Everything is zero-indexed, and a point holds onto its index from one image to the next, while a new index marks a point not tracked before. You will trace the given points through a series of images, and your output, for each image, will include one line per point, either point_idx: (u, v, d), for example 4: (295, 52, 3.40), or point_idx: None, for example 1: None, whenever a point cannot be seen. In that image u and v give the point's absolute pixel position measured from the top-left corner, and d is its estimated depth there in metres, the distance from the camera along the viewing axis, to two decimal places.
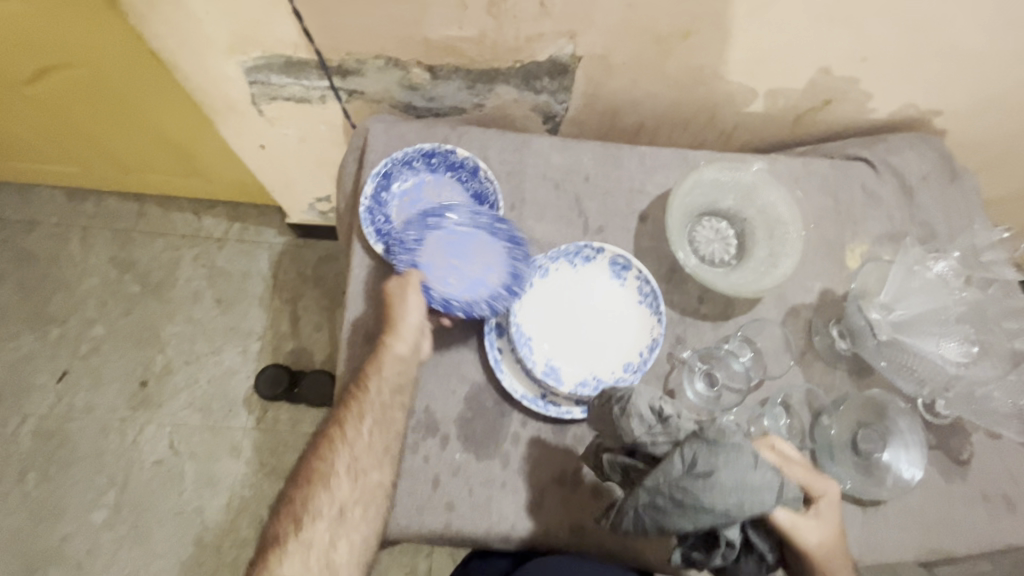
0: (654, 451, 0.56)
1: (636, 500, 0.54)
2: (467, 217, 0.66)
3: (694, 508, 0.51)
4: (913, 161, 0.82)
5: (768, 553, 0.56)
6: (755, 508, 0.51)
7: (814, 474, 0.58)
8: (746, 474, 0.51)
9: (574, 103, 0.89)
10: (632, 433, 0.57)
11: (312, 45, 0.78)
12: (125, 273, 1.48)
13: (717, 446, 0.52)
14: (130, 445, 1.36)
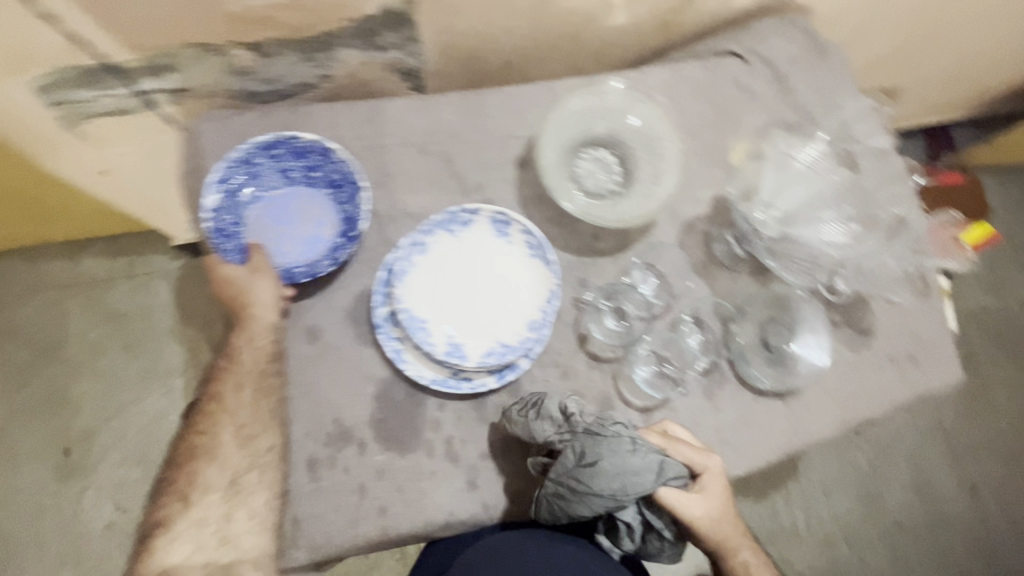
0: (557, 448, 0.59)
1: (541, 493, 0.58)
2: (279, 179, 0.66)
3: (588, 493, 0.56)
4: (778, 47, 0.81)
5: (665, 530, 0.62)
6: (634, 488, 0.56)
7: (698, 450, 0.62)
8: (627, 459, 0.56)
9: (428, 54, 0.81)
10: (542, 433, 0.59)
11: (102, 47, 0.66)
12: (6, 342, 1.32)
13: (600, 438, 0.57)
14: (70, 519, 1.25)
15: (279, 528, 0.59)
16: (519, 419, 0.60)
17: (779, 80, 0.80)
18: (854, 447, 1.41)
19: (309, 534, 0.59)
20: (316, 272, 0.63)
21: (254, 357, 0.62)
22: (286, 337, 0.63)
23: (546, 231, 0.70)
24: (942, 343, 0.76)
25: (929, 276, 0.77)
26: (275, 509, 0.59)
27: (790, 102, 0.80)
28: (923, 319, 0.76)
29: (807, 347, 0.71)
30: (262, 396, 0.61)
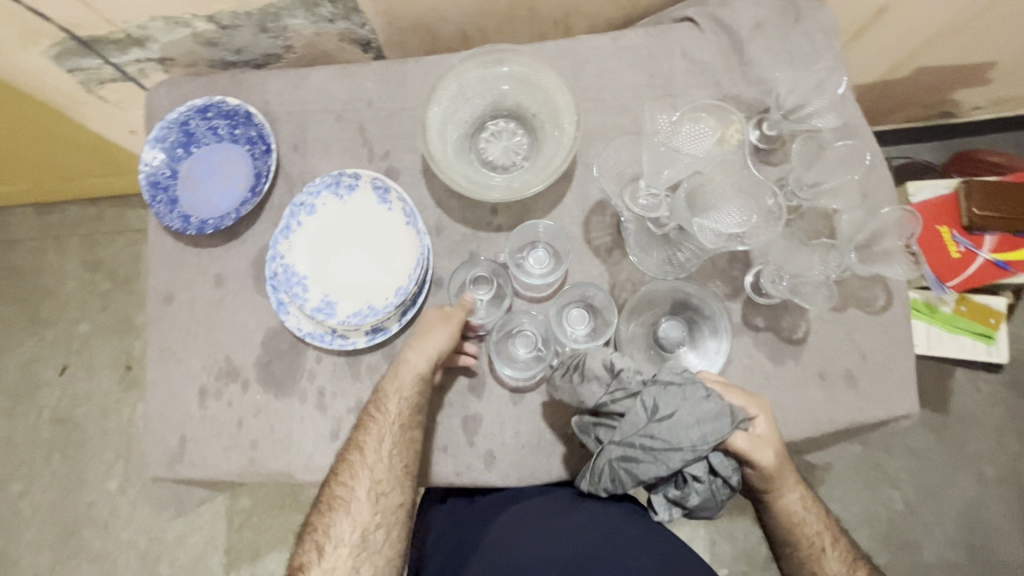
0: (614, 408, 0.58)
1: (608, 456, 0.57)
2: (210, 137, 0.72)
3: (664, 454, 0.56)
4: (742, 9, 0.70)
5: (733, 476, 0.58)
6: (716, 433, 0.55)
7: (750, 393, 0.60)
8: (699, 405, 0.55)
9: (376, 24, 0.83)
10: (593, 396, 0.59)
11: (86, 22, 0.77)
12: (96, 273, 1.60)
13: (673, 388, 0.56)
14: (128, 422, 1.53)
15: (170, 445, 0.67)
16: (566, 384, 0.61)
17: (735, 50, 0.71)
18: (884, 483, 1.22)
19: (193, 453, 0.67)
20: (222, 225, 0.69)
21: (172, 296, 0.71)
22: (198, 280, 0.71)
23: (444, 202, 0.70)
24: (898, 366, 0.65)
25: (894, 285, 0.65)
26: (169, 427, 0.68)
27: (746, 76, 0.70)
28: (874, 335, 0.65)
29: (705, 350, 0.65)
30: (172, 330, 0.70)
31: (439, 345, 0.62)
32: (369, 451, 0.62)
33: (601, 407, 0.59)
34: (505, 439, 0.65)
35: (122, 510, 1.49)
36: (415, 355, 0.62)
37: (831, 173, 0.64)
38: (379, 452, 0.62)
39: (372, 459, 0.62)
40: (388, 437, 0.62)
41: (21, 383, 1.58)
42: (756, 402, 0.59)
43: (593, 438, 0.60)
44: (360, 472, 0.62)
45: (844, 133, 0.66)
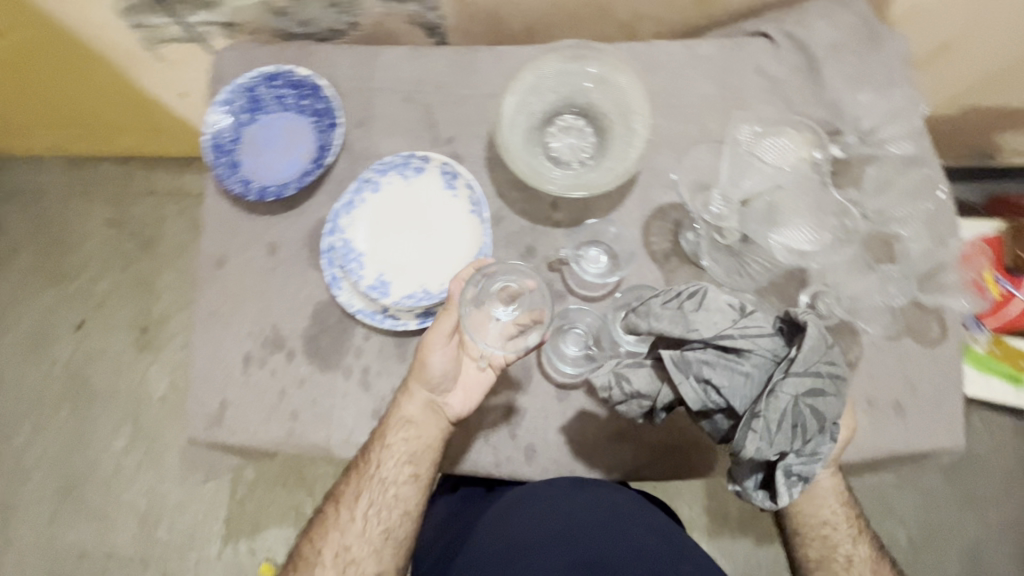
0: (737, 344, 0.53)
1: (728, 390, 0.53)
2: (276, 105, 0.72)
3: (815, 405, 0.53)
4: (820, 30, 0.70)
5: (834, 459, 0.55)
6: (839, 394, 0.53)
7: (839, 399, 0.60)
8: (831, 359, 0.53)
9: (446, 10, 0.83)
10: (710, 326, 0.54)
11: None
12: (121, 232, 1.60)
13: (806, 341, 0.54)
14: (139, 383, 1.52)
15: (210, 408, 0.67)
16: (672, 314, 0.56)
17: (810, 69, 0.70)
18: (894, 519, 1.22)
19: (232, 419, 0.67)
20: (283, 193, 0.69)
21: (223, 260, 0.71)
22: (252, 247, 0.71)
23: (505, 192, 0.70)
24: (946, 400, 0.64)
25: (950, 319, 0.65)
26: (210, 390, 0.68)
27: (819, 96, 0.69)
28: (926, 367, 0.64)
29: None
30: (222, 293, 0.70)
31: (437, 366, 0.63)
32: (368, 484, 0.64)
33: (723, 343, 0.54)
34: (547, 435, 0.65)
35: (125, 471, 1.49)
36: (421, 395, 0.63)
37: (898, 202, 0.65)
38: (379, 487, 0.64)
39: (369, 492, 0.64)
40: (385, 474, 0.64)
41: (36, 334, 1.57)
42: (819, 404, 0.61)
43: (695, 376, 0.53)
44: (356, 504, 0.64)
45: (915, 161, 0.66)
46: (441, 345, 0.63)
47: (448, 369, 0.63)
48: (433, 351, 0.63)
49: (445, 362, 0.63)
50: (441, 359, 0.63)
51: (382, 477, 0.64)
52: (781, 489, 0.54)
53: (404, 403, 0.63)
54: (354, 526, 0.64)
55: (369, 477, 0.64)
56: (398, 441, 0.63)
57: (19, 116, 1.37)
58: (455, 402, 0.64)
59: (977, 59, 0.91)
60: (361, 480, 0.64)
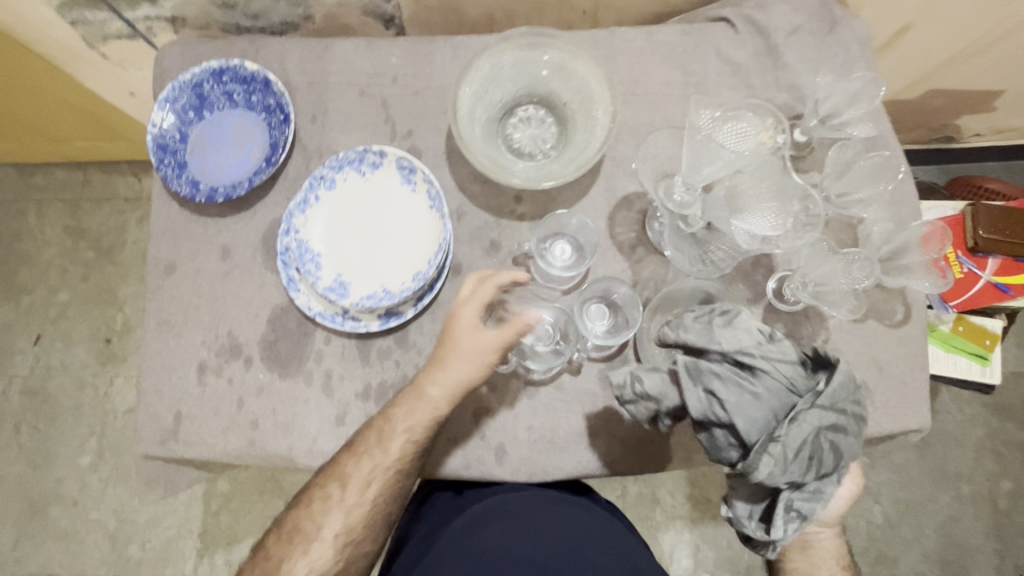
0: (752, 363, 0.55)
1: (738, 410, 0.53)
2: (224, 101, 0.69)
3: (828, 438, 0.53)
4: (778, 13, 0.69)
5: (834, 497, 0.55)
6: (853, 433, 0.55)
7: None
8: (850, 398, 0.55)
9: (402, 0, 0.80)
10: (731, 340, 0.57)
11: None
12: (78, 241, 1.54)
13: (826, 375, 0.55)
14: (104, 397, 1.47)
15: (164, 421, 0.64)
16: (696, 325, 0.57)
17: (770, 53, 0.69)
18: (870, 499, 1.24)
19: (188, 432, 0.64)
20: (234, 194, 0.66)
21: (174, 265, 0.67)
22: (204, 251, 0.67)
23: (467, 186, 0.68)
24: (912, 380, 0.65)
25: (913, 299, 0.65)
26: (165, 402, 0.65)
27: (780, 80, 0.69)
28: (891, 348, 0.65)
29: None
30: (174, 301, 0.67)
31: (459, 377, 0.59)
32: (360, 473, 0.61)
33: (740, 360, 0.56)
34: (518, 433, 0.64)
35: (92, 488, 1.43)
36: (436, 395, 0.59)
37: (860, 186, 0.64)
38: (369, 478, 0.61)
39: (358, 481, 0.61)
40: (380, 468, 0.60)
41: None
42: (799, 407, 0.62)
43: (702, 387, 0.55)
44: (342, 488, 0.61)
45: (876, 142, 0.66)
46: (466, 360, 0.59)
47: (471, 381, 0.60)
48: (452, 367, 0.59)
49: (465, 374, 0.59)
50: (462, 369, 0.59)
51: (375, 470, 0.61)
52: (777, 521, 0.55)
53: (420, 401, 0.59)
54: (332, 512, 0.61)
55: (363, 466, 0.60)
56: (398, 438, 0.60)
57: None
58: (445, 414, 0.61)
59: (933, 41, 0.92)
60: (353, 466, 0.61)
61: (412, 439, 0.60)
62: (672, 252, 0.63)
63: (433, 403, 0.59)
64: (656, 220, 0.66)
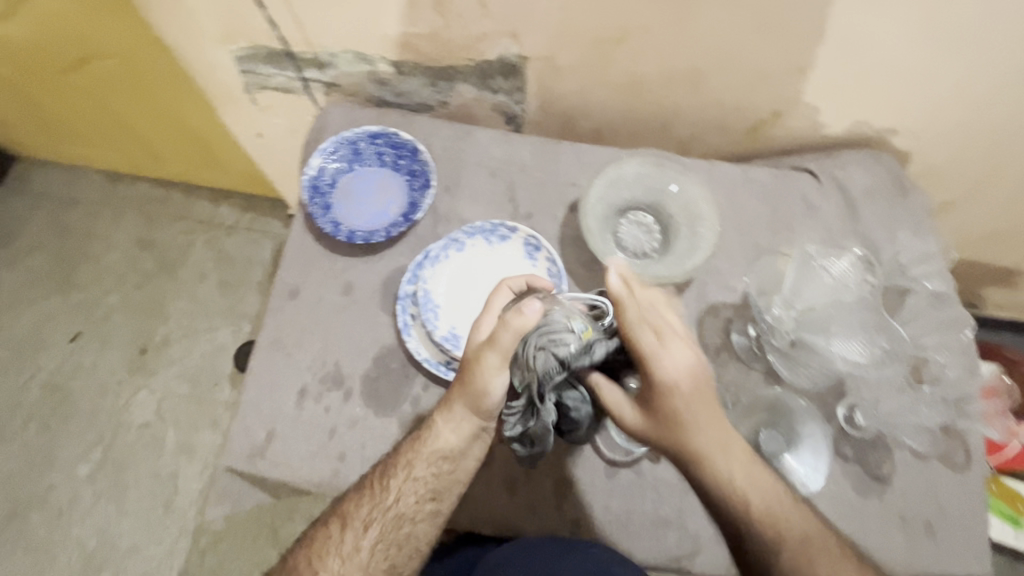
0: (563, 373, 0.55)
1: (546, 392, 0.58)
2: (375, 161, 0.80)
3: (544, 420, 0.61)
4: (858, 174, 0.80)
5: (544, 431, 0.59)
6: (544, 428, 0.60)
7: (897, 554, 0.65)
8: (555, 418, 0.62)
9: (530, 104, 0.92)
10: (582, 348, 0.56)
11: (279, 35, 0.84)
12: (142, 251, 1.58)
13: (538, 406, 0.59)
14: (122, 406, 1.44)
15: (255, 437, 0.67)
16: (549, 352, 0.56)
17: (848, 206, 0.80)
18: None
19: (276, 451, 0.66)
20: (371, 240, 0.74)
21: (298, 292, 0.73)
22: (327, 284, 0.73)
23: (574, 270, 0.75)
24: (973, 525, 0.67)
25: (973, 446, 0.69)
26: (260, 419, 0.67)
27: (855, 230, 0.79)
28: (952, 489, 0.68)
29: (804, 465, 0.67)
30: (290, 325, 0.71)
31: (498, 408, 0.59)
32: (385, 502, 0.61)
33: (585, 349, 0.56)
34: (593, 510, 0.66)
35: (82, 501, 1.37)
36: (444, 426, 0.60)
37: (932, 333, 0.73)
38: (393, 506, 0.61)
39: (384, 508, 0.61)
40: (409, 497, 0.61)
41: (25, 340, 1.50)
42: (851, 531, 0.66)
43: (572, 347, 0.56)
44: (369, 514, 0.61)
45: (945, 297, 0.74)
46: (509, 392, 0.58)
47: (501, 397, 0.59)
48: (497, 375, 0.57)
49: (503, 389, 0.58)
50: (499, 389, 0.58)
51: (402, 498, 0.61)
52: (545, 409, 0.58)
53: (439, 435, 0.60)
54: (359, 536, 0.61)
55: (391, 493, 0.61)
56: (421, 468, 0.61)
57: (78, 127, 1.40)
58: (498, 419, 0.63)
59: (977, 219, 1.04)
60: (377, 491, 0.61)
61: (435, 476, 0.61)
62: (772, 360, 0.69)
63: (445, 435, 0.60)
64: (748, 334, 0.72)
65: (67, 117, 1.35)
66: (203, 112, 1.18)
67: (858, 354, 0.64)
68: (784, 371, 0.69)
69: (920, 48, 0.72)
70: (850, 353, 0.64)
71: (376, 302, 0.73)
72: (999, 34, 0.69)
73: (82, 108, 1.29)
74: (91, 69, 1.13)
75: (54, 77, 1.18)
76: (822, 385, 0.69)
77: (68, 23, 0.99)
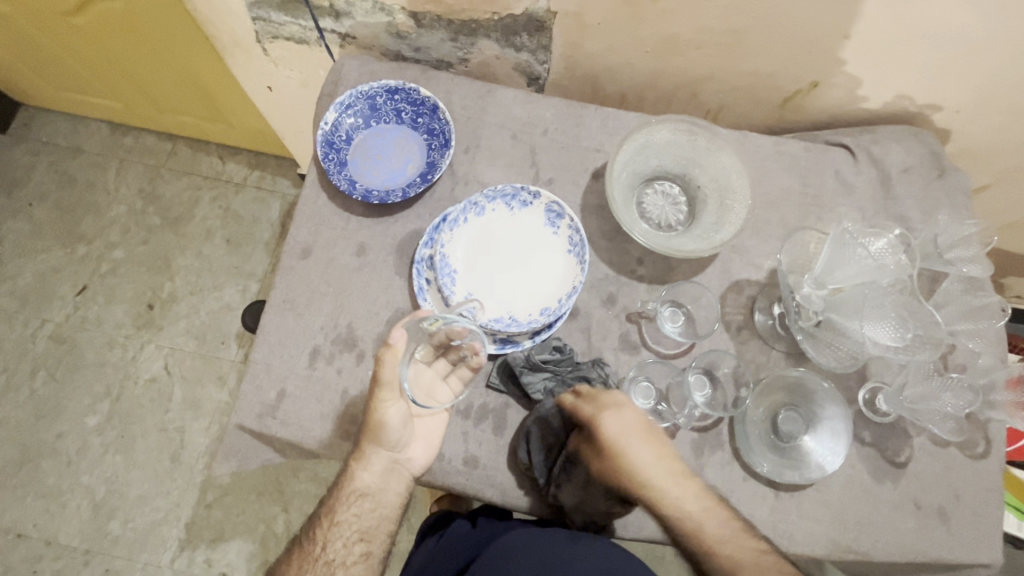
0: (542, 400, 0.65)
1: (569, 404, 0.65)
2: (393, 117, 0.76)
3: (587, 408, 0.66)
4: (896, 152, 0.77)
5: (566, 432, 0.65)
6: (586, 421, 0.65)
7: (908, 538, 0.65)
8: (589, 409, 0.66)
9: (555, 65, 0.88)
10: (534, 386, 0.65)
11: None
12: (149, 205, 1.55)
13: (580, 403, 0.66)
14: (130, 361, 1.45)
15: (266, 396, 0.66)
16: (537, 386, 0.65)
17: (884, 185, 0.76)
18: None
19: (287, 411, 0.65)
20: (387, 200, 0.71)
21: (311, 251, 0.71)
22: (341, 244, 0.71)
23: (595, 240, 0.73)
24: (987, 514, 0.66)
25: (994, 435, 0.68)
26: (271, 378, 0.66)
27: (889, 209, 0.76)
28: (969, 478, 0.67)
29: (821, 446, 0.66)
30: (302, 284, 0.70)
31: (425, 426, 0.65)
32: (313, 551, 0.65)
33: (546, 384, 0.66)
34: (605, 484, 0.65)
35: (90, 452, 1.39)
36: (368, 477, 0.65)
37: (964, 320, 0.71)
38: (322, 555, 0.64)
39: (314, 558, 0.64)
40: (337, 544, 0.65)
41: (32, 290, 1.49)
42: (863, 513, 0.65)
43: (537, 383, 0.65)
44: (300, 567, 0.64)
45: (981, 283, 0.71)
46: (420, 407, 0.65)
47: (404, 425, 0.63)
48: (390, 402, 0.62)
49: (402, 413, 0.63)
50: (398, 411, 0.63)
51: (328, 545, 0.65)
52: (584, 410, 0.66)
53: (356, 477, 0.65)
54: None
55: (318, 543, 0.65)
56: (355, 513, 0.66)
57: (83, 74, 1.36)
58: (418, 455, 0.64)
59: (1011, 205, 1.00)
60: (306, 544, 0.65)
61: (360, 521, 0.66)
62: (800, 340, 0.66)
63: (373, 482, 0.65)
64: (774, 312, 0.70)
65: (71, 63, 1.31)
66: (212, 62, 1.14)
67: (889, 339, 0.60)
68: (812, 353, 0.66)
69: (975, 17, 0.67)
70: (881, 336, 0.60)
71: (391, 265, 0.71)
72: None
73: (86, 53, 1.24)
74: (96, 12, 1.08)
75: (58, 19, 1.13)
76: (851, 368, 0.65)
77: None
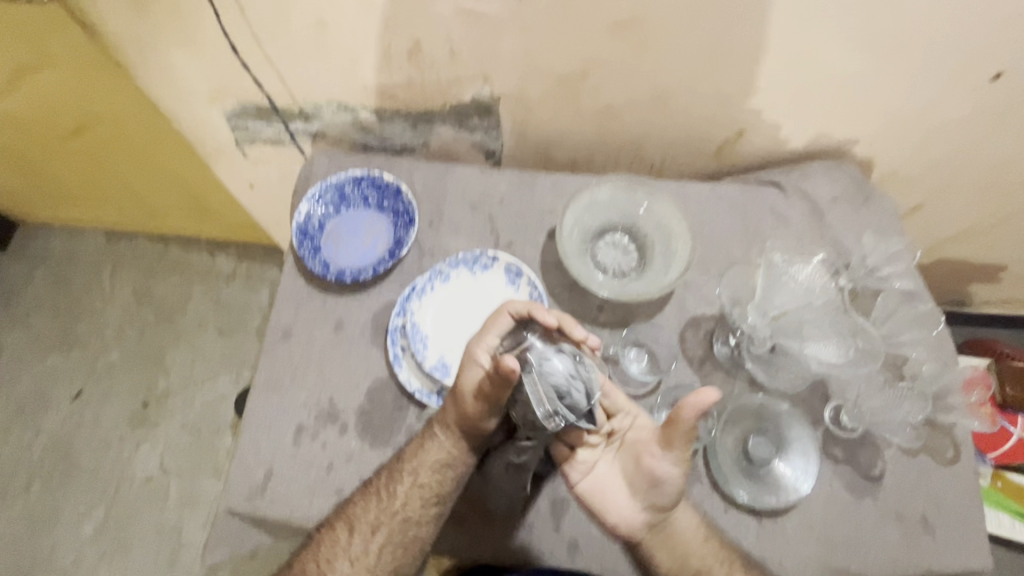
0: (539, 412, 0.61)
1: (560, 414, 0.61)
2: (360, 203, 0.84)
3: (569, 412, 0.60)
4: (823, 183, 0.82)
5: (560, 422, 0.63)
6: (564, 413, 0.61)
7: (895, 551, 0.66)
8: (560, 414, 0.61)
9: (507, 139, 0.97)
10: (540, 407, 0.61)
11: (265, 92, 0.89)
12: (143, 304, 1.61)
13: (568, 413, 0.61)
14: (125, 462, 1.44)
15: (255, 477, 0.68)
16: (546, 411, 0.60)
17: (815, 216, 0.82)
18: None
19: (275, 490, 0.67)
20: (359, 277, 0.77)
21: (292, 333, 0.75)
22: (319, 323, 0.76)
23: (556, 293, 0.78)
24: (970, 518, 0.67)
25: (961, 439, 0.71)
26: (259, 457, 0.69)
27: (825, 235, 0.81)
28: (945, 484, 0.68)
29: (793, 467, 0.68)
30: (285, 364, 0.73)
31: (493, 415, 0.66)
32: (394, 506, 0.66)
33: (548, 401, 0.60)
34: (591, 528, 0.66)
35: (85, 561, 1.35)
36: (445, 438, 0.66)
37: (905, 329, 0.76)
38: (401, 509, 0.67)
39: (393, 513, 0.66)
40: (414, 503, 0.67)
41: (28, 401, 1.51)
42: (847, 531, 0.66)
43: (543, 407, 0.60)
44: (376, 517, 0.66)
45: (916, 295, 0.77)
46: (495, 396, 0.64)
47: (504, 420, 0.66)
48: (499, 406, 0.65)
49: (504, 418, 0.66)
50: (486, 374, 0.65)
51: (407, 502, 0.66)
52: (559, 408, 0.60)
53: (438, 441, 0.66)
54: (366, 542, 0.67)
55: (399, 499, 0.66)
56: (426, 478, 0.66)
57: (79, 190, 1.45)
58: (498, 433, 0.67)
59: (947, 220, 1.08)
60: (384, 497, 0.66)
61: (436, 481, 0.66)
62: (751, 366, 0.73)
63: (446, 446, 0.66)
64: (732, 341, 0.75)
65: (67, 181, 1.40)
66: (197, 167, 1.23)
67: (830, 356, 0.72)
68: (762, 374, 0.73)
69: (864, 64, 0.77)
70: (821, 355, 0.72)
71: (368, 337, 0.75)
72: (932, 46, 0.73)
73: (82, 171, 1.34)
74: (90, 134, 1.18)
75: (55, 144, 1.24)
76: (800, 385, 0.72)
77: (67, 94, 1.04)
